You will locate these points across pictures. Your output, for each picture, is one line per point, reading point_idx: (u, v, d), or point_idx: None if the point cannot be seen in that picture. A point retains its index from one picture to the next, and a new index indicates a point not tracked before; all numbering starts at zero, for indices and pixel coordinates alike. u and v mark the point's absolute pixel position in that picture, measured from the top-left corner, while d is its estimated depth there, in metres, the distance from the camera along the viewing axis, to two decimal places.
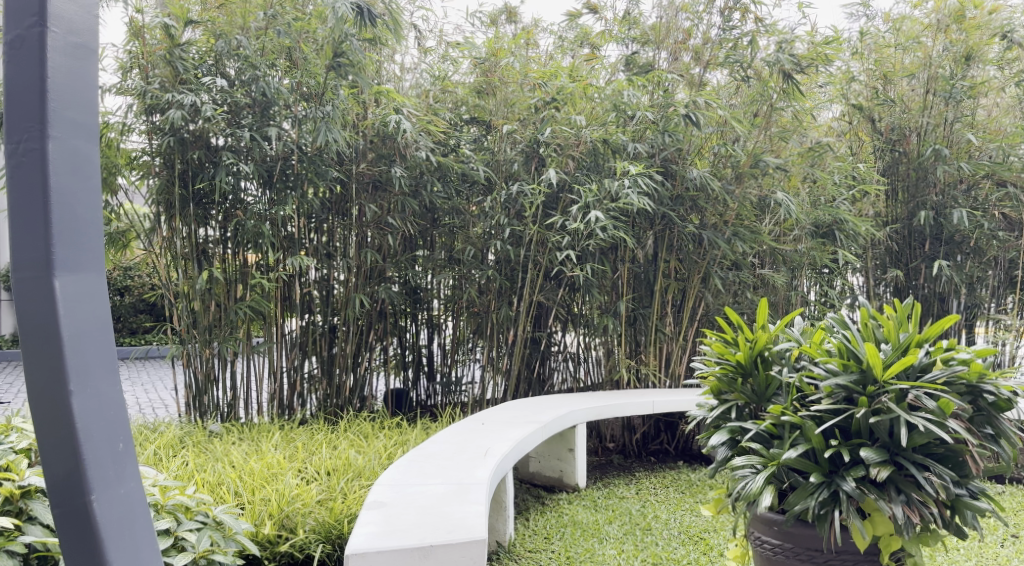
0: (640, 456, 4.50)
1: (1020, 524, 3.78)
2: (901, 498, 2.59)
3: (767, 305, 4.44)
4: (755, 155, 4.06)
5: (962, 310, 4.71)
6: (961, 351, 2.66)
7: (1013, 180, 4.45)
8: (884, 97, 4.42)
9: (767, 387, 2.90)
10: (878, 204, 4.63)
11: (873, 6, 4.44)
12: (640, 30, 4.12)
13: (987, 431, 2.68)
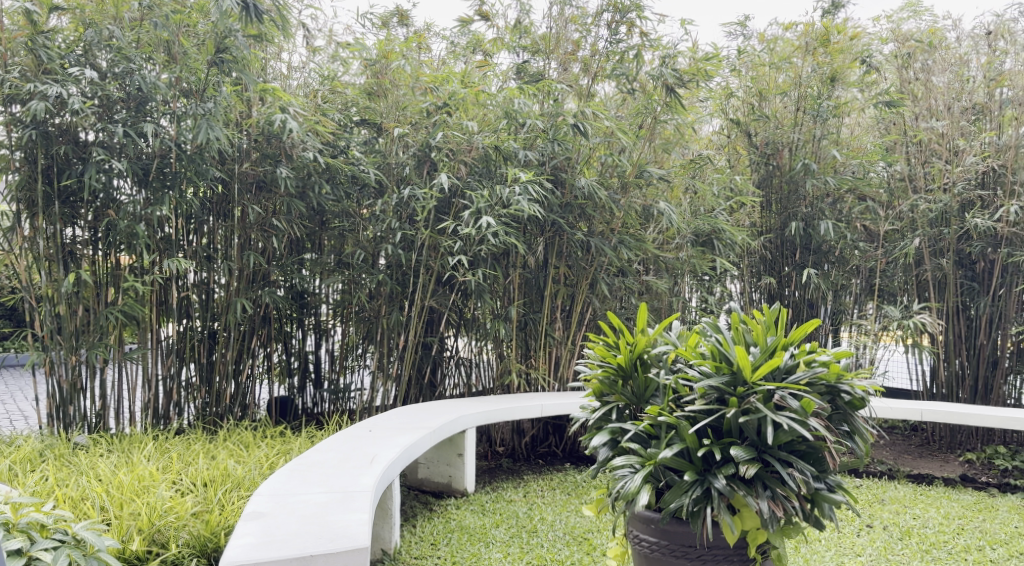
0: (528, 459, 4.54)
1: (874, 514, 4.06)
2: (767, 494, 2.74)
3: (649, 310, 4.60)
4: (640, 166, 4.20)
5: (828, 316, 5.00)
6: (822, 354, 2.82)
7: (873, 195, 4.87)
8: (760, 113, 4.68)
9: (646, 389, 3.01)
10: (754, 214, 4.89)
11: (750, 27, 4.73)
12: (531, 39, 4.19)
13: (843, 428, 2.87)
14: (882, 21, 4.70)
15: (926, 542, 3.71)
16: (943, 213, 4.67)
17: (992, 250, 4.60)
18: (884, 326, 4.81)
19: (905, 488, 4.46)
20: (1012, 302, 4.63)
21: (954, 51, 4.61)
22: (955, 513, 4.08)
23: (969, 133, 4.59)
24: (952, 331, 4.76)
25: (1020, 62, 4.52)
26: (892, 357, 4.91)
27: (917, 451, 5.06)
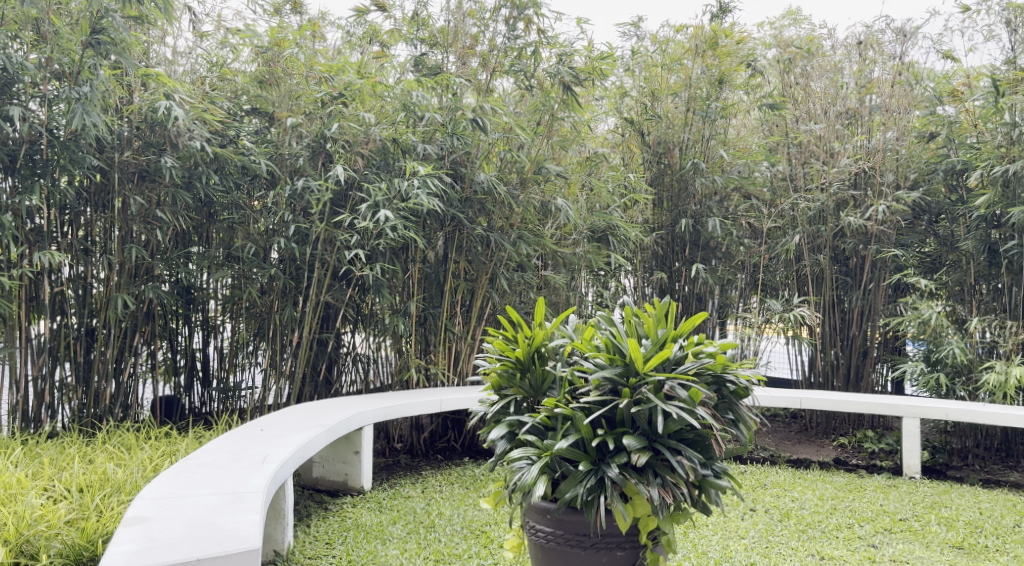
0: (426, 455, 4.53)
1: (757, 498, 4.26)
2: (657, 481, 2.80)
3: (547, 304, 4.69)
4: (538, 162, 4.28)
5: (715, 310, 5.22)
6: (708, 345, 2.92)
7: (756, 194, 5.16)
8: (652, 113, 4.87)
9: (543, 381, 3.03)
10: (646, 211, 5.09)
11: (643, 27, 4.90)
12: (428, 32, 4.18)
13: (729, 416, 2.95)
14: (765, 27, 5.06)
15: (803, 522, 3.91)
16: (820, 212, 4.96)
17: (863, 246, 4.93)
18: (767, 319, 5.03)
19: (785, 473, 4.70)
20: (881, 295, 4.95)
21: (830, 59, 4.96)
22: (829, 494, 4.33)
23: (844, 137, 4.90)
24: (828, 323, 5.04)
25: (886, 71, 4.84)
26: (775, 348, 5.16)
27: (796, 437, 5.36)
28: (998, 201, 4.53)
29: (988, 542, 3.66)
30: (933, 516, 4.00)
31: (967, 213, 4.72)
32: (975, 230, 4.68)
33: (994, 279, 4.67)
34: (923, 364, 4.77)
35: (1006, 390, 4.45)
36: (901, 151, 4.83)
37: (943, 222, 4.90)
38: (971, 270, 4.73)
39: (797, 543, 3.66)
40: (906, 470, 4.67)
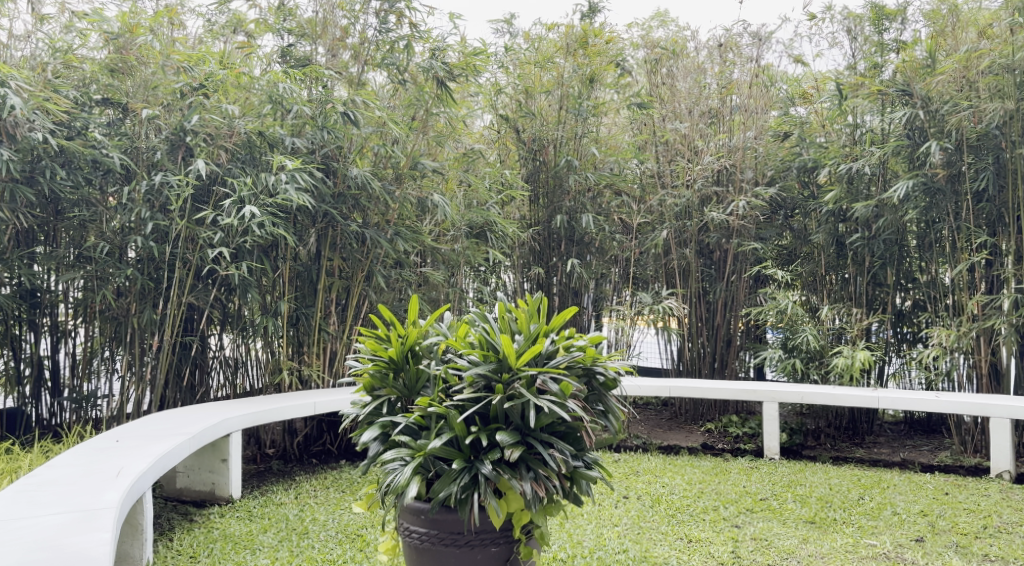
0: (300, 460, 4.40)
1: (630, 485, 4.37)
2: (530, 475, 2.79)
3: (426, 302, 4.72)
4: (414, 158, 4.27)
5: (590, 303, 5.40)
6: (579, 339, 2.94)
7: (626, 190, 5.32)
8: (526, 110, 5.04)
9: (417, 380, 2.97)
10: (523, 208, 5.23)
11: (515, 26, 5.15)
12: (296, 22, 4.13)
13: (599, 407, 2.99)
14: (635, 27, 5.21)
15: (673, 507, 4.04)
16: (686, 208, 5.16)
17: (725, 240, 5.15)
18: (638, 311, 5.17)
19: (656, 459, 4.87)
20: (742, 286, 5.18)
21: (694, 60, 5.16)
22: (696, 478, 4.50)
23: (707, 136, 5.11)
24: (694, 314, 5.25)
25: (745, 73, 5.10)
26: (646, 339, 5.36)
27: (667, 424, 5.58)
28: (844, 196, 4.85)
29: (837, 515, 3.89)
30: (790, 494, 4.23)
31: (817, 208, 5.02)
32: (824, 224, 4.98)
33: (841, 270, 5.00)
34: (780, 351, 5.01)
35: (853, 372, 4.74)
36: (760, 149, 5.07)
37: (797, 217, 5.19)
38: (822, 262, 5.06)
39: (666, 528, 3.77)
40: (766, 452, 4.92)
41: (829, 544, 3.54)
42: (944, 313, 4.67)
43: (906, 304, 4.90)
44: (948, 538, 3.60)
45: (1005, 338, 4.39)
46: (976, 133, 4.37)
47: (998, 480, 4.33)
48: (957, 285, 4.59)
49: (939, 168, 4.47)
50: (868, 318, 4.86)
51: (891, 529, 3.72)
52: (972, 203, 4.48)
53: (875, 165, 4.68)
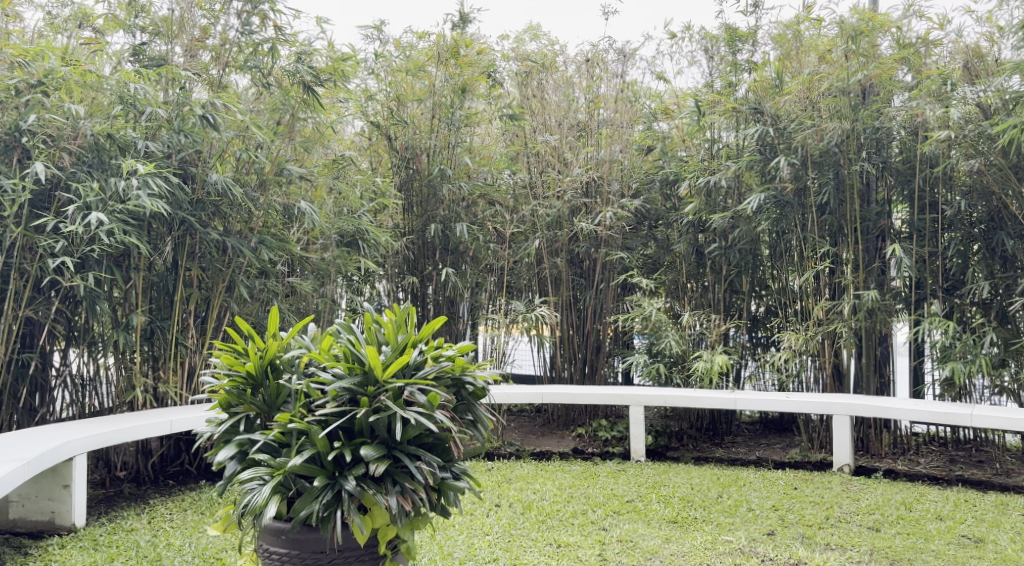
0: (155, 482, 4.19)
1: (502, 493, 4.38)
2: (395, 489, 2.75)
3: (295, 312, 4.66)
4: (279, 164, 4.16)
5: (466, 312, 5.38)
6: (447, 348, 2.91)
7: (500, 200, 5.35)
8: (398, 118, 5.02)
9: (277, 396, 2.86)
10: (396, 216, 5.18)
11: (386, 32, 5.10)
12: (150, 20, 3.95)
13: (467, 417, 2.96)
14: (507, 40, 5.29)
15: (543, 513, 4.08)
16: (557, 218, 5.24)
17: (594, 250, 5.28)
18: (512, 319, 5.22)
19: (529, 466, 4.91)
20: (610, 294, 5.32)
21: (563, 74, 5.26)
22: (567, 483, 4.56)
23: (576, 148, 5.20)
24: (566, 321, 5.36)
25: (611, 88, 5.24)
26: (520, 347, 5.31)
27: (539, 430, 5.64)
28: (703, 208, 5.06)
29: (698, 514, 4.03)
30: (654, 495, 4.34)
31: (678, 219, 5.23)
32: (685, 235, 5.19)
33: (701, 278, 5.21)
34: (645, 356, 5.16)
35: (712, 376, 4.93)
36: (625, 162, 5.20)
37: (660, 228, 5.35)
38: (683, 270, 5.25)
39: (537, 534, 3.80)
40: (632, 455, 5.06)
41: (689, 542, 3.66)
42: (792, 318, 4.92)
43: (760, 310, 5.15)
44: (795, 530, 3.78)
45: (846, 340, 4.68)
46: (819, 150, 4.66)
47: (840, 473, 4.60)
48: (805, 292, 4.84)
49: (788, 182, 4.75)
50: (725, 324, 5.09)
51: (746, 524, 3.89)
52: (817, 215, 4.79)
53: (730, 178, 4.89)
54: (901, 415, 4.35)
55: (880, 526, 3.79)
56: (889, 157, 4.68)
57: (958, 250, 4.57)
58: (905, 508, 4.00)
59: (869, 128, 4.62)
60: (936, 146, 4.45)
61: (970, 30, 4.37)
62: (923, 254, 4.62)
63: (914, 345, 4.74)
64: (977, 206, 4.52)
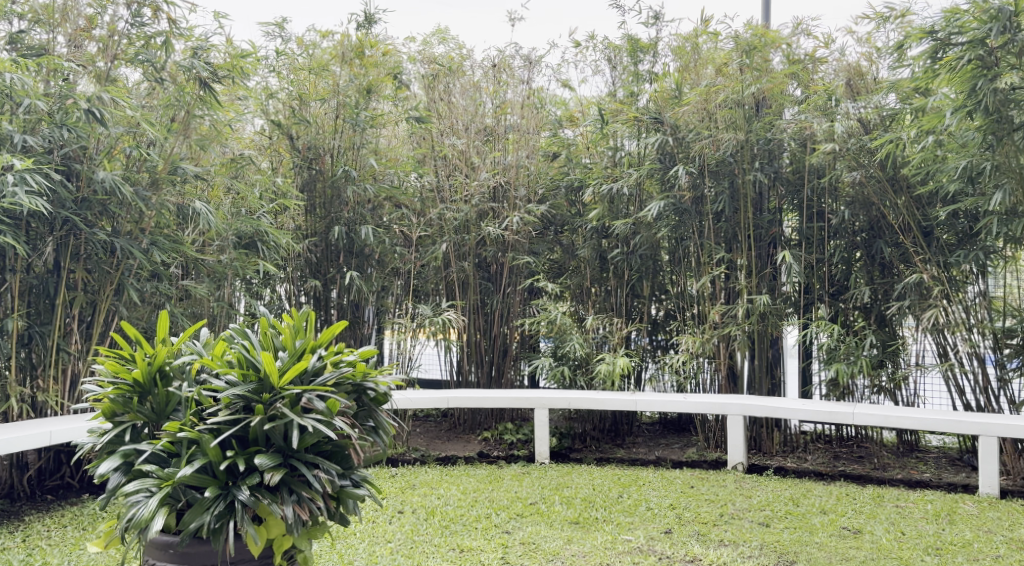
0: (33, 496, 3.99)
1: (404, 500, 4.34)
2: (292, 498, 2.68)
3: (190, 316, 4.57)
4: (173, 162, 4.02)
5: (371, 317, 5.31)
6: (348, 354, 2.84)
7: (406, 203, 5.30)
8: (300, 117, 4.94)
9: (167, 404, 2.76)
10: (297, 218, 5.09)
11: (288, 30, 4.99)
12: (29, 7, 3.74)
13: (369, 423, 2.91)
14: (414, 42, 5.23)
15: (446, 518, 4.06)
16: (464, 222, 5.24)
17: (501, 254, 5.30)
18: (419, 324, 5.17)
19: (434, 471, 4.89)
20: (517, 298, 5.37)
21: (469, 78, 5.24)
22: (471, 487, 4.55)
23: (483, 152, 5.23)
24: (472, 326, 5.34)
25: (518, 94, 5.27)
26: (425, 350, 5.31)
27: (445, 435, 5.62)
28: (606, 215, 5.14)
29: (599, 514, 4.08)
30: (557, 497, 4.38)
31: (583, 225, 5.30)
32: (589, 240, 5.27)
33: (604, 283, 5.28)
34: (551, 359, 5.21)
35: (614, 378, 5.01)
36: (532, 168, 5.27)
37: (566, 233, 5.41)
38: (587, 275, 5.29)
39: (440, 540, 3.77)
40: (536, 457, 5.11)
41: (590, 542, 3.71)
42: (690, 321, 5.06)
43: (660, 314, 5.25)
44: (691, 527, 3.88)
45: (740, 342, 4.83)
46: (715, 159, 4.81)
47: (734, 472, 4.74)
48: (702, 296, 4.98)
49: (685, 191, 4.87)
50: (627, 327, 5.18)
51: (644, 523, 3.97)
52: (714, 222, 4.93)
53: (632, 186, 5.00)
54: (790, 414, 4.53)
55: (770, 521, 3.92)
56: (781, 167, 4.86)
57: (842, 257, 4.80)
58: (793, 503, 4.16)
59: (762, 139, 4.79)
60: (823, 158, 4.67)
61: (852, 49, 4.62)
62: (811, 261, 4.83)
63: (803, 347, 4.96)
64: (859, 216, 4.74)
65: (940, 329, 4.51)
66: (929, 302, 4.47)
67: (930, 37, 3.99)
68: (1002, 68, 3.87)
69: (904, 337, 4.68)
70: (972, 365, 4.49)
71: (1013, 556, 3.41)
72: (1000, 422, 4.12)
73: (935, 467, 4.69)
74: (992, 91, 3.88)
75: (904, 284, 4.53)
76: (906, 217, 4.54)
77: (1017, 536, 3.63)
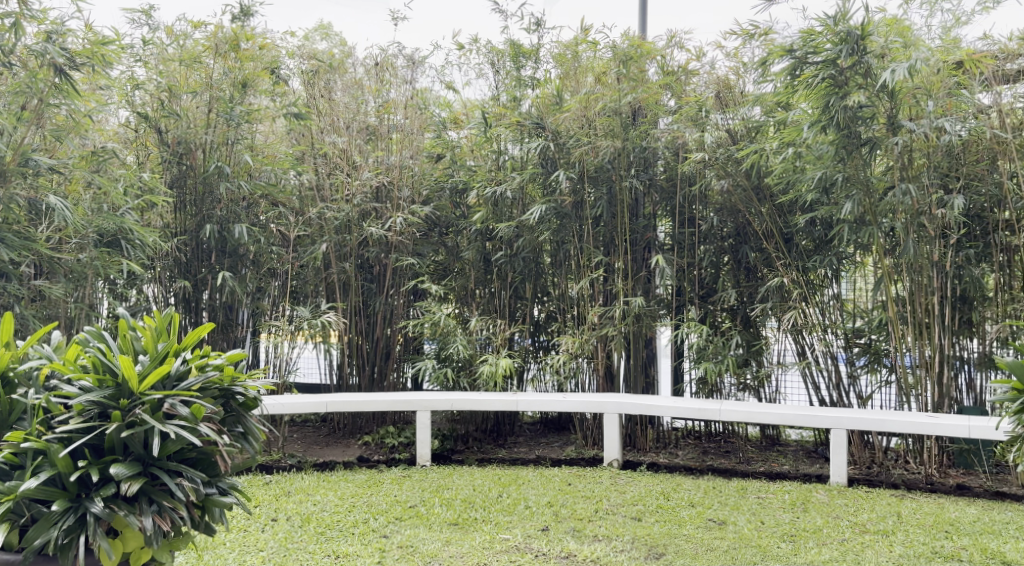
0: None
1: (279, 507, 4.22)
2: (151, 509, 2.55)
3: (45, 317, 4.34)
4: (23, 153, 3.83)
5: (247, 319, 5.18)
6: (215, 358, 2.73)
7: (284, 202, 5.17)
8: (168, 110, 4.74)
9: (10, 413, 2.61)
10: (166, 215, 4.90)
11: (155, 18, 4.78)
12: None
13: (237, 430, 2.81)
14: (293, 37, 5.08)
15: (322, 524, 3.97)
16: (345, 222, 5.11)
17: (384, 255, 5.20)
18: (296, 326, 5.03)
19: (310, 477, 4.77)
20: (401, 301, 5.29)
21: (351, 76, 5.16)
22: (348, 493, 4.47)
23: (366, 152, 5.13)
24: (354, 328, 5.23)
25: (401, 94, 5.18)
26: (304, 354, 5.24)
27: (324, 440, 5.51)
28: (490, 217, 5.16)
29: (478, 515, 4.08)
30: (436, 499, 4.35)
31: (467, 227, 5.30)
32: (473, 243, 5.28)
33: (488, 285, 5.30)
34: (433, 361, 5.17)
35: (496, 379, 5.02)
36: (415, 168, 5.19)
37: (450, 235, 5.38)
38: (471, 277, 5.29)
39: (315, 547, 3.68)
40: (418, 460, 5.05)
41: (467, 543, 3.70)
42: (570, 323, 5.13)
43: (542, 315, 5.31)
44: (567, 524, 3.93)
45: (616, 343, 4.96)
46: (594, 165, 4.91)
47: (610, 468, 4.85)
48: (581, 298, 5.07)
49: (566, 195, 4.96)
50: (509, 329, 5.21)
51: (522, 522, 3.99)
52: (593, 227, 5.03)
53: (515, 189, 5.05)
54: (663, 411, 4.66)
55: (642, 516, 4.02)
56: (656, 174, 4.98)
57: (712, 261, 4.99)
58: (664, 497, 4.27)
59: (638, 147, 4.89)
60: (693, 166, 4.83)
61: (720, 63, 4.76)
62: (682, 264, 4.98)
63: (675, 347, 5.08)
64: (726, 223, 4.94)
65: (800, 329, 4.72)
66: (789, 304, 4.70)
67: (789, 55, 4.20)
68: (852, 87, 4.13)
69: (768, 337, 4.85)
70: (827, 363, 4.75)
71: (856, 539, 3.61)
72: (849, 416, 4.37)
73: (793, 460, 4.93)
74: (843, 108, 4.14)
75: (766, 286, 4.74)
76: (769, 224, 4.75)
77: (861, 520, 3.86)
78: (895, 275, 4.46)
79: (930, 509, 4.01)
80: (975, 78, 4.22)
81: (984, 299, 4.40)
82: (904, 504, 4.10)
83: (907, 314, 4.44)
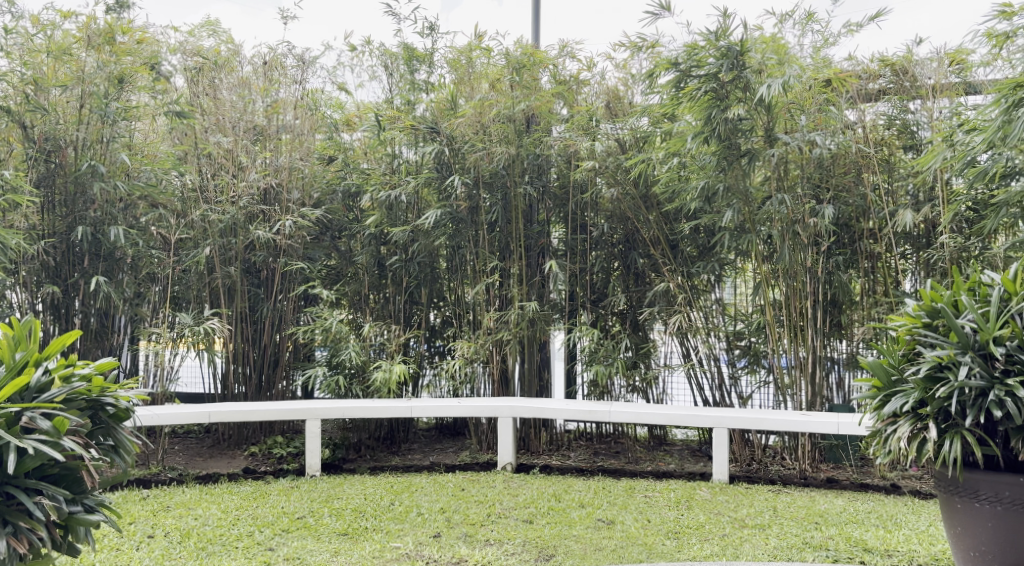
0: None
1: (156, 523, 4.02)
2: (6, 530, 2.36)
3: None
4: None
5: (124, 325, 4.92)
6: (81, 367, 2.57)
7: (164, 203, 4.91)
8: (35, 104, 4.45)
9: None
10: (32, 216, 4.59)
11: (19, 6, 4.52)
12: None
13: (107, 442, 2.64)
14: (177, 31, 4.93)
15: (202, 539, 3.80)
16: (231, 225, 4.92)
17: (272, 259, 5.05)
18: (178, 333, 4.83)
19: (191, 490, 4.57)
20: (290, 306, 5.15)
21: (237, 73, 4.96)
22: (233, 505, 4.30)
23: (253, 152, 4.94)
24: (239, 335, 5.05)
25: (290, 94, 5.05)
26: (187, 362, 4.95)
27: (207, 452, 5.29)
28: (384, 221, 5.07)
29: (368, 524, 3.99)
30: (326, 509, 4.24)
31: (360, 231, 5.18)
32: (366, 247, 5.16)
33: (382, 289, 5.20)
34: (325, 368, 5.03)
35: (390, 386, 4.93)
36: (305, 170, 5.06)
37: (343, 239, 5.25)
38: (364, 282, 5.18)
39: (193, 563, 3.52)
40: (308, 470, 4.90)
41: (356, 553, 3.60)
42: (465, 328, 5.10)
43: (437, 320, 5.26)
44: (458, 530, 3.89)
45: (510, 348, 4.96)
46: (488, 171, 4.89)
47: (503, 472, 4.83)
48: (476, 303, 5.04)
49: (461, 201, 4.93)
50: (404, 334, 5.12)
51: (414, 529, 3.92)
52: (487, 232, 5.02)
53: (409, 194, 4.98)
54: (554, 414, 4.69)
55: (534, 518, 4.02)
56: (548, 181, 5.02)
57: (602, 266, 5.05)
58: (555, 499, 4.29)
59: (531, 154, 4.91)
60: (585, 174, 4.86)
61: (610, 73, 4.85)
62: (574, 269, 5.02)
63: (568, 349, 5.16)
64: (616, 229, 5.01)
65: (684, 332, 4.86)
66: (675, 307, 4.83)
67: (674, 68, 4.28)
68: (731, 100, 4.27)
69: (655, 340, 4.97)
70: (710, 365, 4.90)
71: (735, 534, 3.70)
72: (730, 415, 4.48)
73: (678, 459, 5.04)
74: (723, 120, 4.28)
75: (653, 291, 4.85)
76: (656, 231, 4.85)
77: (740, 515, 3.96)
78: (772, 281, 4.61)
79: (803, 502, 4.16)
80: (841, 95, 4.45)
81: (851, 303, 4.62)
82: (779, 498, 4.24)
83: (783, 317, 4.61)
